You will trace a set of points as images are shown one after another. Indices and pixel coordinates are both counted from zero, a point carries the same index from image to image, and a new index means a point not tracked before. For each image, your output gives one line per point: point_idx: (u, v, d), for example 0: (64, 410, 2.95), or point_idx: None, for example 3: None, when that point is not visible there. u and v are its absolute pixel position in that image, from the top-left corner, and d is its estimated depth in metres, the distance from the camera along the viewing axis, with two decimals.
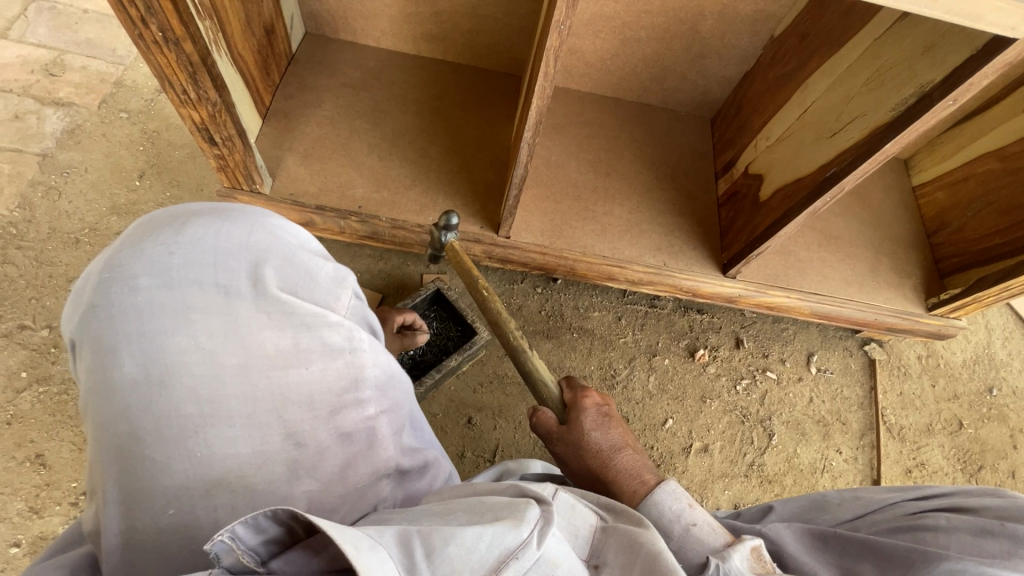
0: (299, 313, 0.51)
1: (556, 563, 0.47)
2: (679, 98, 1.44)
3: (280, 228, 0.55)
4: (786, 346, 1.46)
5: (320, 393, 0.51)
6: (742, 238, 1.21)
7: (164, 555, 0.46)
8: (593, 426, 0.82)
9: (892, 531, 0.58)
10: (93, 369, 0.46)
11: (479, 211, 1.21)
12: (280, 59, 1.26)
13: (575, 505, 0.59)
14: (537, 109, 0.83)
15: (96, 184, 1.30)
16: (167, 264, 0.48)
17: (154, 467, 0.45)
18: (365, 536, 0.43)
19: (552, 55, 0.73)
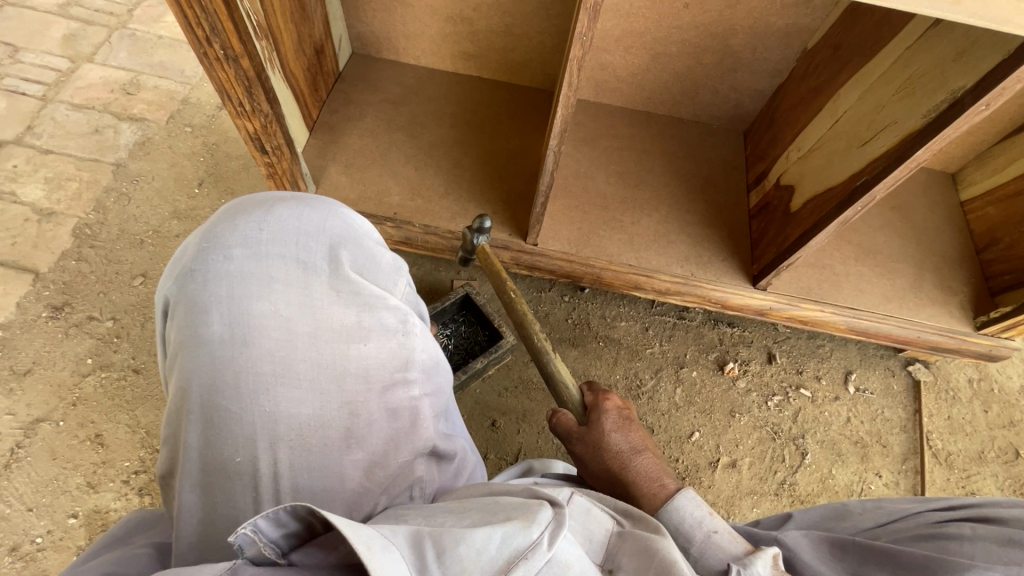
0: (365, 293, 0.57)
1: (568, 565, 0.44)
2: (711, 112, 1.45)
3: (353, 218, 0.62)
4: (823, 363, 1.41)
5: (375, 368, 0.56)
6: (773, 249, 1.19)
7: (229, 498, 0.52)
8: (613, 428, 0.81)
9: (912, 540, 0.58)
10: (186, 324, 0.53)
11: (508, 218, 1.25)
12: (329, 77, 1.36)
13: (590, 508, 0.55)
14: (561, 118, 0.86)
15: (162, 191, 1.42)
16: (256, 238, 0.55)
17: (231, 417, 0.52)
18: (379, 536, 0.44)
19: (576, 67, 0.76)
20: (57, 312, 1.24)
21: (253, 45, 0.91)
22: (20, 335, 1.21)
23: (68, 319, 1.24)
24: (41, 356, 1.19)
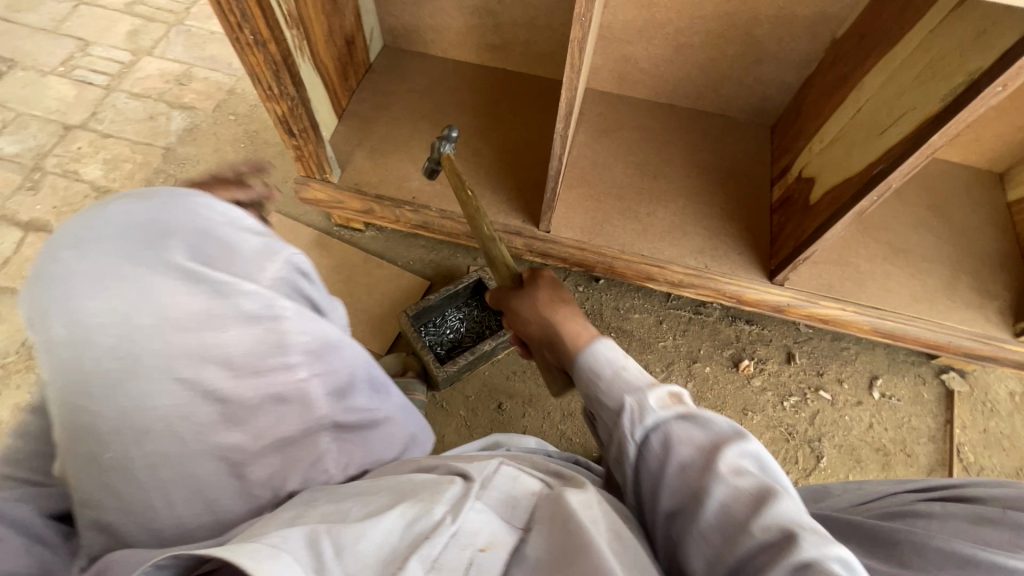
0: (211, 279, 0.54)
1: (474, 532, 0.46)
2: (736, 105, 1.43)
3: (198, 203, 0.58)
4: (846, 366, 1.36)
5: (240, 355, 0.55)
6: (790, 243, 1.16)
7: (113, 496, 0.52)
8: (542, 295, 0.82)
9: (890, 516, 0.59)
10: (33, 332, 0.52)
11: (523, 205, 1.28)
12: (359, 67, 1.42)
13: (518, 475, 0.55)
14: (567, 100, 0.88)
15: (205, 174, 1.53)
16: (83, 238, 0.53)
17: (91, 421, 0.51)
18: (265, 545, 0.42)
19: (577, 47, 0.78)
20: None
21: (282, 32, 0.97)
22: None
23: None
24: None
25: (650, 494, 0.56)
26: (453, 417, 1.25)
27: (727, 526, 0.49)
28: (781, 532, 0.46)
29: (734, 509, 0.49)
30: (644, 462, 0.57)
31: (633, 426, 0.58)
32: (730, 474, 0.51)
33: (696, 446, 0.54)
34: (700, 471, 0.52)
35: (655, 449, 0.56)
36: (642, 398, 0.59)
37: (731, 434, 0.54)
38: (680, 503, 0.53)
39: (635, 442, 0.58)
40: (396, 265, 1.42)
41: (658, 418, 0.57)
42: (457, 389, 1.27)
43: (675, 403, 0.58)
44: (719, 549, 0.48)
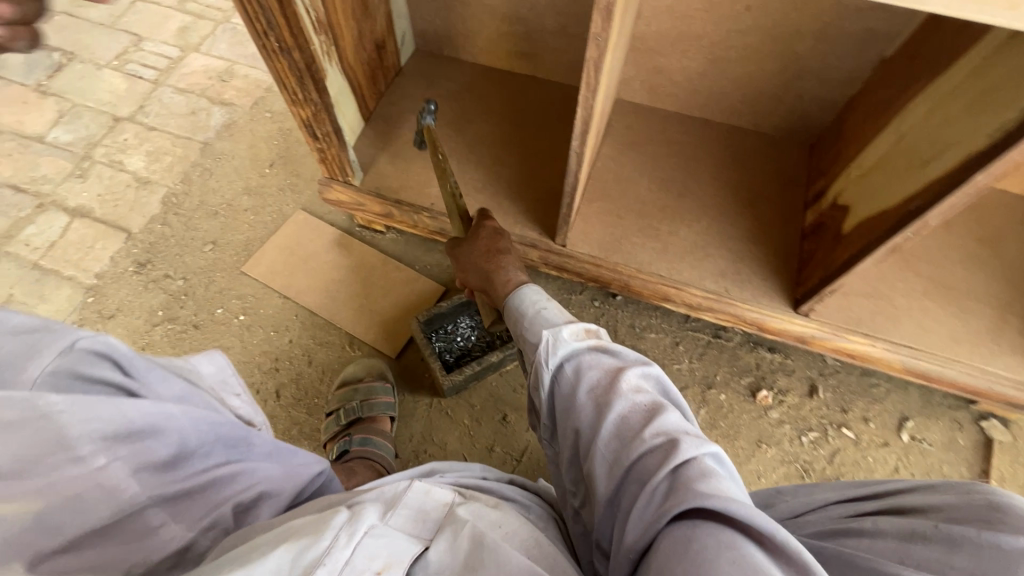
0: None
1: (370, 559, 0.49)
2: (773, 122, 1.36)
3: None
4: (874, 405, 1.28)
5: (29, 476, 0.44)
6: (818, 272, 1.11)
7: None
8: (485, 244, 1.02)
9: (829, 534, 0.59)
10: None
11: (540, 217, 1.26)
12: (389, 71, 1.43)
13: (430, 491, 0.61)
14: (583, 118, 0.86)
15: (239, 169, 1.59)
16: None
17: None
18: None
19: (592, 68, 0.76)
20: (140, 268, 1.43)
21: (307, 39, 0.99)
22: (110, 285, 1.40)
23: (149, 275, 1.42)
24: (124, 304, 1.38)
25: (566, 411, 0.70)
26: (456, 425, 1.25)
27: (620, 428, 0.63)
28: (660, 430, 0.61)
29: (629, 417, 0.63)
30: (564, 386, 0.71)
31: (556, 357, 0.73)
32: (628, 391, 0.66)
33: (604, 371, 0.69)
34: (605, 389, 0.67)
35: (572, 374, 0.71)
36: (564, 335, 0.74)
37: (632, 364, 0.70)
38: (587, 415, 0.66)
39: (556, 370, 0.73)
40: (413, 268, 1.44)
41: (575, 350, 0.73)
42: (463, 398, 1.27)
43: (590, 340, 0.74)
44: (614, 445, 0.62)
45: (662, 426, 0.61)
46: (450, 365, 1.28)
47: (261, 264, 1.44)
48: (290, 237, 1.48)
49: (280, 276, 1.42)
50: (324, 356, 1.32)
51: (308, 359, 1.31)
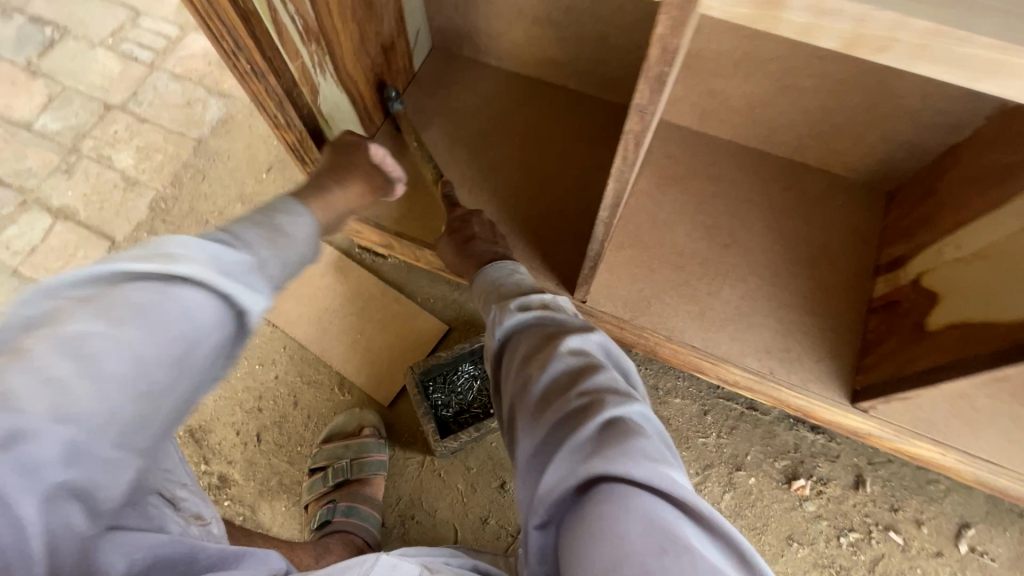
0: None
1: None
2: (847, 162, 1.14)
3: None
4: (929, 505, 1.11)
5: None
6: (885, 367, 0.92)
7: None
8: (453, 231, 1.04)
9: None
10: None
11: (558, 265, 1.10)
12: (400, 75, 1.25)
13: None
14: (614, 190, 0.67)
15: (233, 172, 1.45)
16: None
17: None
18: None
19: (630, 142, 0.58)
20: None
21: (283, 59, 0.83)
22: None
23: None
24: None
25: (507, 375, 0.74)
26: (448, 489, 1.13)
27: (549, 386, 0.66)
28: (586, 387, 0.64)
29: (559, 376, 0.66)
30: (509, 354, 0.76)
31: (503, 327, 0.78)
32: (564, 353, 0.69)
33: (541, 336, 0.73)
34: (543, 351, 0.70)
35: (516, 342, 0.76)
36: (512, 307, 0.80)
37: (573, 331, 0.73)
38: (522, 378, 0.70)
39: (504, 339, 0.78)
40: (414, 301, 1.29)
41: (521, 321, 0.78)
42: (458, 459, 1.15)
43: (536, 309, 0.78)
44: (542, 402, 0.65)
45: (589, 383, 0.64)
46: (446, 422, 1.15)
47: None
48: None
49: None
50: (311, 398, 1.20)
51: (294, 400, 1.20)
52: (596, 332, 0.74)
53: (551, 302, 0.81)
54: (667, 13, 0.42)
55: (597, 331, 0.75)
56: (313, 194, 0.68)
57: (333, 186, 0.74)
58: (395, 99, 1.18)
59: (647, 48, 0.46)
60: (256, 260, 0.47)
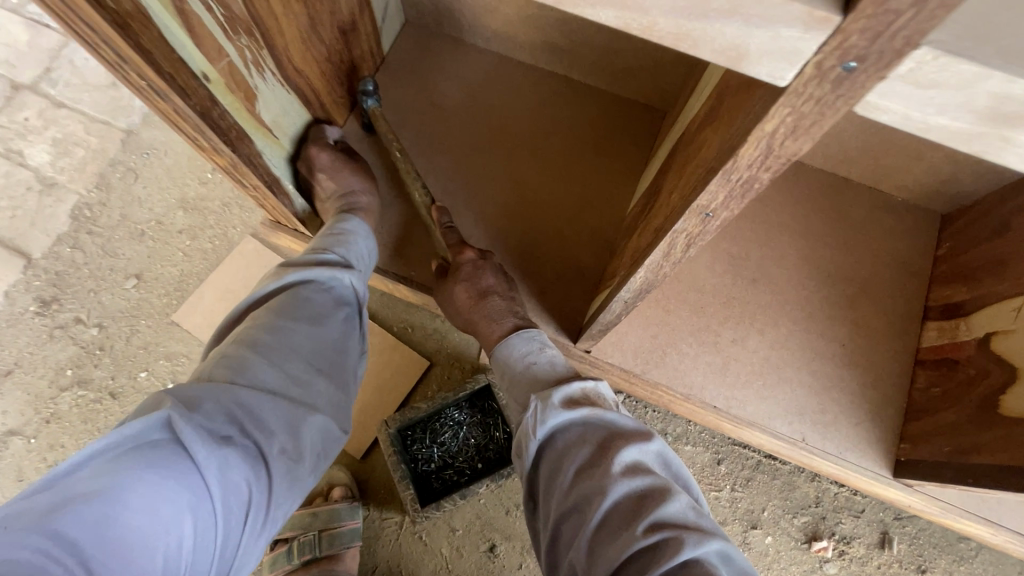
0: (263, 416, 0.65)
1: None
2: (899, 179, 0.96)
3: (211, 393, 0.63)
4: (959, 565, 1.01)
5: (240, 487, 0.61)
6: (938, 445, 0.80)
7: None
8: (463, 278, 0.85)
9: None
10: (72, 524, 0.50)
11: (559, 306, 0.94)
12: (366, 63, 1.02)
13: None
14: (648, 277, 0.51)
15: (172, 171, 1.22)
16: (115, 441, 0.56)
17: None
18: None
19: (679, 244, 0.44)
20: (44, 308, 1.13)
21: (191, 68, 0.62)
22: (6, 330, 1.12)
23: (54, 319, 1.13)
24: (23, 357, 1.10)
25: (551, 486, 0.65)
26: (431, 556, 1.00)
27: (612, 516, 0.59)
28: (659, 523, 0.56)
29: (622, 505, 0.59)
30: (553, 461, 0.66)
31: (545, 428, 0.68)
32: (624, 474, 0.61)
33: (593, 444, 0.64)
34: (599, 468, 0.62)
35: (562, 448, 0.66)
36: (555, 402, 0.68)
37: (628, 438, 0.65)
38: (574, 497, 0.62)
39: (546, 440, 0.68)
40: (390, 332, 1.12)
41: (566, 421, 0.67)
42: (442, 520, 1.01)
43: (584, 405, 0.68)
44: (606, 537, 0.58)
45: (661, 517, 0.57)
46: (427, 478, 1.01)
47: (196, 314, 1.14)
48: (235, 276, 1.16)
49: None
50: None
51: None
52: (653, 438, 0.66)
53: (595, 394, 0.71)
54: (789, 105, 0.30)
55: (650, 433, 0.67)
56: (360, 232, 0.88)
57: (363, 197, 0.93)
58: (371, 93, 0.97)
59: (740, 144, 0.33)
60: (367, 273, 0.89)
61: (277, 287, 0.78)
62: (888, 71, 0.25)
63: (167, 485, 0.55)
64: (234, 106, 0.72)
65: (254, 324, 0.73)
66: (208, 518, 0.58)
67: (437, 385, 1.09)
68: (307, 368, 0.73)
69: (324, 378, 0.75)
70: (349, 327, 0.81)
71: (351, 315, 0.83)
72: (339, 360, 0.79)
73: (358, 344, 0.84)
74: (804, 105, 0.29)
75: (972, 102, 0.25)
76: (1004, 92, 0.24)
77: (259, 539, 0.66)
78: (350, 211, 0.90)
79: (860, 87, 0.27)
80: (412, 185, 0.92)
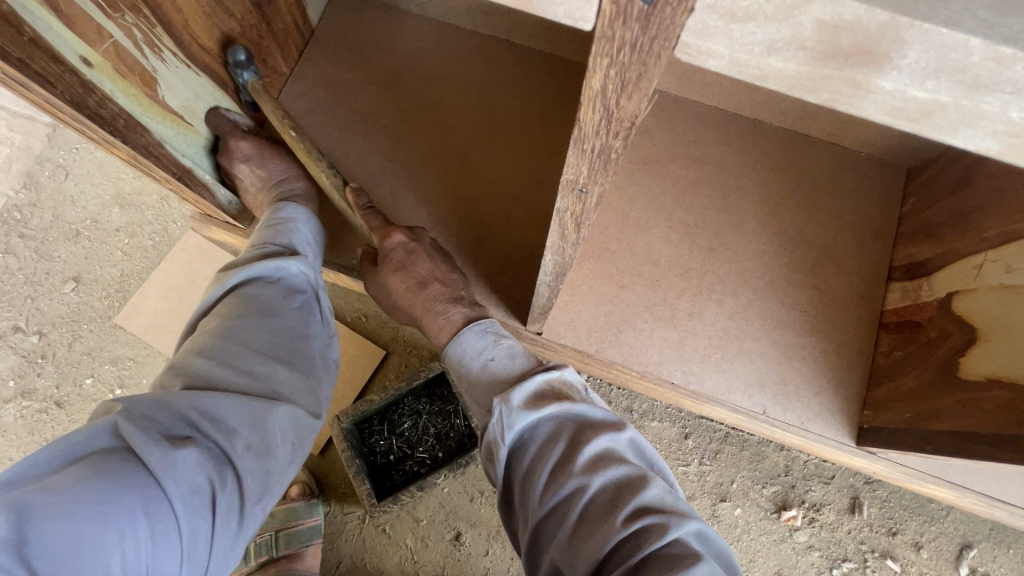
0: (225, 414, 0.61)
1: None
2: (861, 134, 0.91)
3: (167, 396, 0.59)
4: (930, 526, 1.00)
5: (203, 487, 0.56)
6: (899, 411, 0.77)
7: None
8: (395, 267, 0.80)
9: None
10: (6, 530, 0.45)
11: (507, 288, 0.90)
12: (293, 35, 0.94)
13: None
14: (555, 247, 0.48)
15: (103, 165, 1.16)
16: (63, 451, 0.53)
17: None
18: None
19: (568, 222, 0.42)
20: None
21: (48, 51, 0.56)
22: None
23: None
24: None
25: (526, 489, 0.60)
26: (396, 547, 0.98)
27: (591, 510, 0.55)
28: (639, 510, 0.54)
29: (599, 497, 0.55)
30: (526, 463, 0.61)
31: (514, 431, 0.61)
32: (602, 465, 0.57)
33: (567, 438, 0.60)
34: (571, 463, 0.58)
35: (534, 448, 0.61)
36: (517, 404, 0.62)
37: (599, 427, 0.61)
38: (550, 497, 0.57)
39: (515, 444, 0.62)
40: (343, 322, 1.08)
41: (534, 420, 0.62)
42: (406, 512, 0.99)
43: (551, 401, 0.62)
44: (587, 532, 0.54)
45: (640, 503, 0.54)
46: (387, 470, 0.99)
47: (140, 315, 1.09)
48: (177, 273, 1.11)
49: (166, 332, 1.09)
50: None
51: None
52: (623, 426, 0.62)
53: (561, 384, 0.66)
54: (607, 55, 0.25)
55: (620, 420, 0.64)
56: (311, 222, 0.84)
57: (296, 186, 0.87)
58: (245, 63, 0.82)
59: (580, 108, 0.30)
60: (318, 259, 0.83)
61: (224, 289, 0.73)
62: (692, 1, 0.21)
63: (115, 488, 0.50)
64: (122, 90, 0.66)
65: (207, 330, 0.68)
66: (169, 521, 0.53)
67: (396, 374, 1.06)
68: (264, 359, 0.68)
69: (285, 368, 0.69)
70: (308, 315, 0.75)
71: (308, 302, 0.77)
72: (302, 349, 0.73)
73: (323, 332, 0.78)
74: (619, 52, 0.25)
75: (800, 35, 0.21)
76: (834, 17, 0.20)
77: (236, 545, 0.61)
78: (286, 200, 0.84)
79: (670, 22, 0.22)
80: (315, 172, 0.84)
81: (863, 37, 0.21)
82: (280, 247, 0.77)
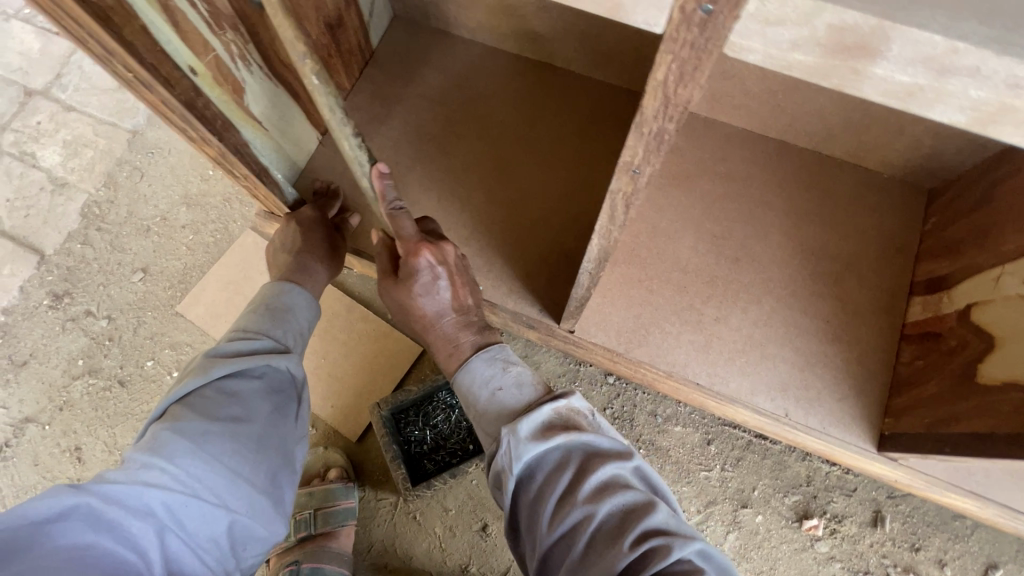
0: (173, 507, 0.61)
1: None
2: (882, 157, 0.96)
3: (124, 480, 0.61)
4: (954, 544, 1.01)
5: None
6: (918, 417, 0.80)
7: None
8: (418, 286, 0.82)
9: None
10: None
11: (542, 289, 0.96)
12: (355, 55, 1.04)
13: None
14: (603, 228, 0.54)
15: (175, 168, 1.27)
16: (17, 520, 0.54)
17: None
18: None
19: (617, 204, 0.49)
20: (58, 302, 1.19)
21: (170, 61, 0.66)
22: (21, 323, 1.18)
23: (67, 311, 1.19)
24: (38, 348, 1.17)
25: (534, 517, 0.63)
26: (426, 534, 1.03)
27: (598, 537, 0.58)
28: (646, 533, 0.56)
29: (607, 523, 0.58)
30: (533, 490, 0.64)
31: (521, 462, 0.65)
32: (608, 493, 0.60)
33: (572, 468, 0.63)
34: (577, 492, 0.61)
35: (542, 477, 0.64)
36: (525, 435, 0.66)
37: (605, 455, 0.64)
38: (558, 525, 0.60)
39: (523, 475, 0.65)
40: (385, 319, 1.14)
41: (541, 452, 0.65)
42: (435, 500, 1.04)
43: (559, 432, 0.66)
44: (594, 558, 0.57)
45: (647, 527, 0.57)
46: (420, 459, 1.04)
47: (200, 304, 1.18)
48: (236, 267, 1.20)
49: (222, 321, 1.17)
50: None
51: None
52: (630, 454, 0.66)
53: (569, 412, 0.69)
54: (670, 52, 0.32)
55: (626, 449, 0.67)
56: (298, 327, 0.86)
57: None
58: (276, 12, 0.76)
59: (641, 97, 0.37)
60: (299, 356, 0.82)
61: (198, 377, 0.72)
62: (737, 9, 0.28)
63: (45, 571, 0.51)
64: (220, 97, 0.75)
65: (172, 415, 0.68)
66: None
67: (431, 369, 1.12)
68: (222, 455, 0.67)
69: (244, 468, 0.68)
70: (280, 416, 0.74)
71: (285, 400, 0.76)
72: (267, 450, 0.71)
73: (295, 435, 0.76)
74: (678, 50, 0.32)
75: (816, 34, 0.28)
76: (840, 21, 0.27)
77: None
78: (288, 281, 0.88)
79: (721, 27, 0.29)
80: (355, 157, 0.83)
81: (861, 35, 0.27)
82: (265, 344, 0.78)
